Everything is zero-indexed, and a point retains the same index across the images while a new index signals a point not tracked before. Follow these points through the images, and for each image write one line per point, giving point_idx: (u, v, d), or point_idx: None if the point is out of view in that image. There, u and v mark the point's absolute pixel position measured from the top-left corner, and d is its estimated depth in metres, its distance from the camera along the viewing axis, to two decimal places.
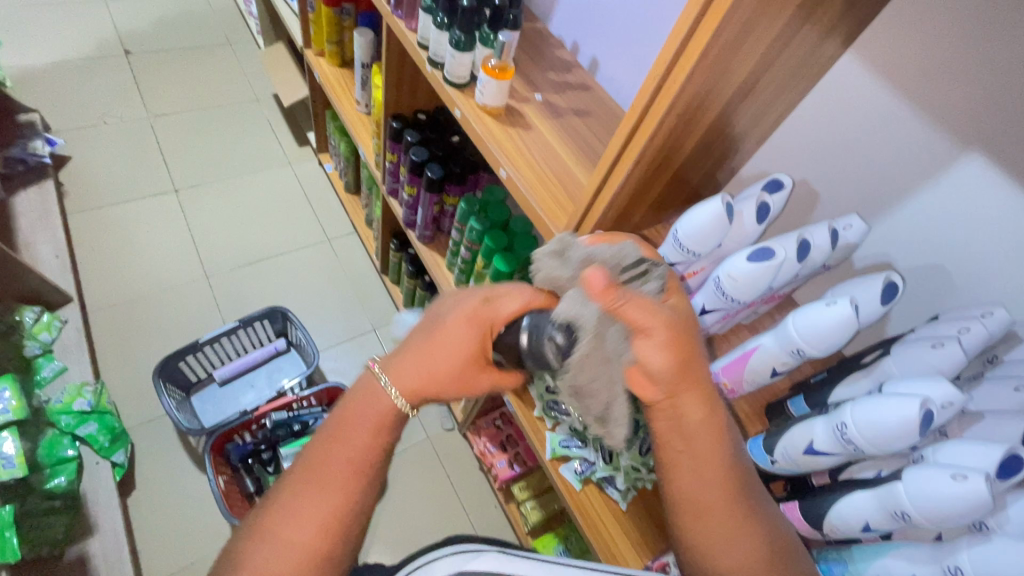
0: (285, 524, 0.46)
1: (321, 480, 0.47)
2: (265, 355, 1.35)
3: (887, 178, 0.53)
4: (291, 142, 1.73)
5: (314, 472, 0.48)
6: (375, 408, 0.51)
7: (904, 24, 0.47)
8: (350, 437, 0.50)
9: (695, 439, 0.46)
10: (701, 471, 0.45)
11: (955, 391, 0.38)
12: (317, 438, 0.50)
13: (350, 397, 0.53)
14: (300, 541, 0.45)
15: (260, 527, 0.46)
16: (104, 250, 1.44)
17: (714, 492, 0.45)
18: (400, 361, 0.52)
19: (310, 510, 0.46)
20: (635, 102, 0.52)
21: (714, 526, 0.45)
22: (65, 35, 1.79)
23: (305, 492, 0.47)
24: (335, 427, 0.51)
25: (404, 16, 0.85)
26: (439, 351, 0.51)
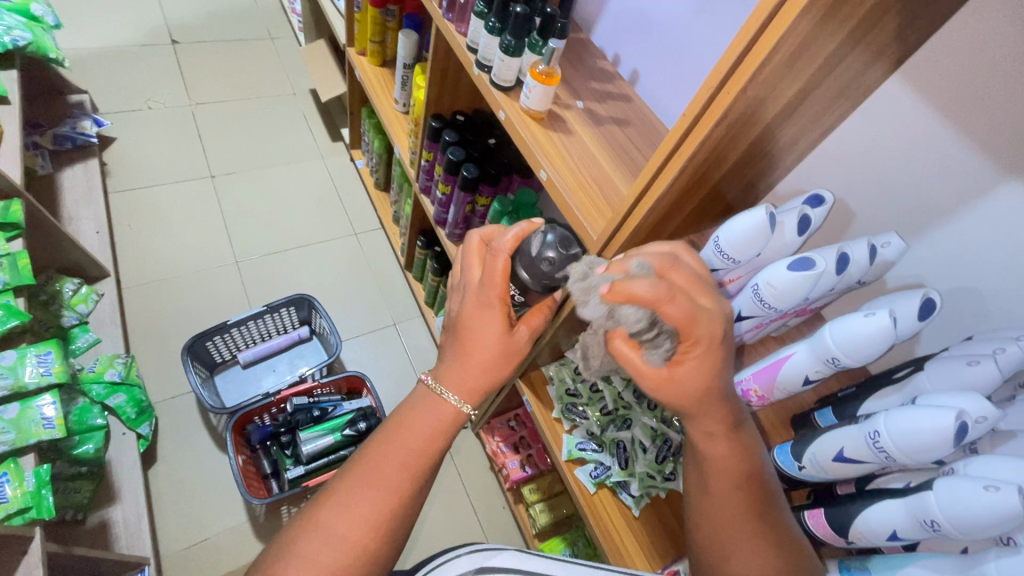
0: (336, 516, 0.51)
1: (374, 480, 0.53)
2: (288, 341, 1.38)
3: (925, 201, 0.54)
4: (325, 136, 1.77)
5: (369, 473, 0.54)
6: (436, 416, 0.58)
7: (953, 53, 0.49)
8: (406, 441, 0.56)
9: (711, 448, 0.50)
10: (713, 482, 0.49)
11: (990, 406, 0.39)
12: (372, 443, 0.57)
13: (407, 408, 0.59)
14: (348, 534, 0.51)
15: (314, 518, 0.52)
16: (141, 228, 1.48)
17: (732, 500, 0.48)
18: (446, 366, 0.60)
19: (363, 508, 0.52)
20: (684, 113, 0.53)
21: (734, 535, 0.47)
22: (118, 21, 1.86)
23: (359, 488, 0.53)
24: (390, 431, 0.58)
25: (454, 19, 0.88)
26: (474, 343, 0.59)
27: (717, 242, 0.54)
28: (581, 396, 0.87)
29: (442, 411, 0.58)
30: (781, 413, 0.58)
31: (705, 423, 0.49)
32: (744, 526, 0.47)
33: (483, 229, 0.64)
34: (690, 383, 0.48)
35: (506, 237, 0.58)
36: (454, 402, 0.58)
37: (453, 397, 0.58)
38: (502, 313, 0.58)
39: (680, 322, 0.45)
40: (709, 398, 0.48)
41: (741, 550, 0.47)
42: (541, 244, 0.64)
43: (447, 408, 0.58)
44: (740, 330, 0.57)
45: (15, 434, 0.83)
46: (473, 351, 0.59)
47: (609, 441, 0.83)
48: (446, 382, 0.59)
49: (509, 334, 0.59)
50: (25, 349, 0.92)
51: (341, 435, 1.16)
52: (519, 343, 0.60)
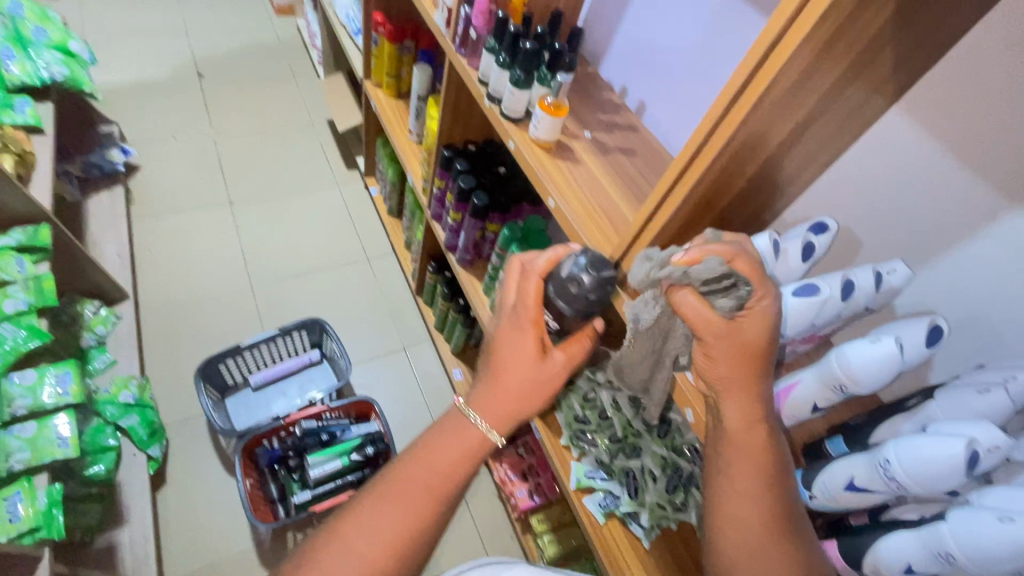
0: (353, 536, 0.52)
1: (400, 498, 0.54)
2: (299, 365, 1.39)
3: (933, 230, 0.55)
4: (341, 164, 1.83)
5: (395, 490, 0.54)
6: (463, 442, 0.57)
7: (953, 85, 0.50)
8: (435, 463, 0.56)
9: (739, 431, 0.49)
10: (743, 484, 0.48)
11: (1002, 435, 0.38)
12: (400, 463, 0.57)
13: (436, 432, 0.59)
14: (366, 551, 0.51)
15: (335, 535, 0.52)
16: (160, 252, 1.53)
17: (759, 490, 0.47)
18: (480, 392, 0.59)
19: (384, 527, 0.52)
20: (688, 144, 0.55)
21: (767, 542, 0.46)
22: (148, 57, 1.96)
23: (383, 505, 0.53)
24: (419, 451, 0.58)
25: (467, 54, 0.92)
26: (503, 368, 0.59)
27: None
28: (590, 423, 0.83)
29: (468, 435, 0.58)
30: (791, 441, 0.58)
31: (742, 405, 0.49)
32: (766, 526, 0.46)
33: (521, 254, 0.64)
34: (743, 345, 0.48)
35: (539, 261, 0.61)
36: (482, 427, 0.58)
37: (480, 421, 0.58)
38: (536, 337, 0.58)
39: (747, 273, 0.47)
40: (752, 375, 0.49)
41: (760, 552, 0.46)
42: (574, 267, 0.58)
43: (470, 434, 0.58)
44: None
45: (30, 453, 0.84)
46: (504, 376, 0.58)
47: (619, 470, 0.80)
48: (476, 405, 0.59)
49: (542, 359, 0.59)
50: (45, 369, 0.94)
51: (348, 460, 1.16)
52: (551, 370, 0.59)
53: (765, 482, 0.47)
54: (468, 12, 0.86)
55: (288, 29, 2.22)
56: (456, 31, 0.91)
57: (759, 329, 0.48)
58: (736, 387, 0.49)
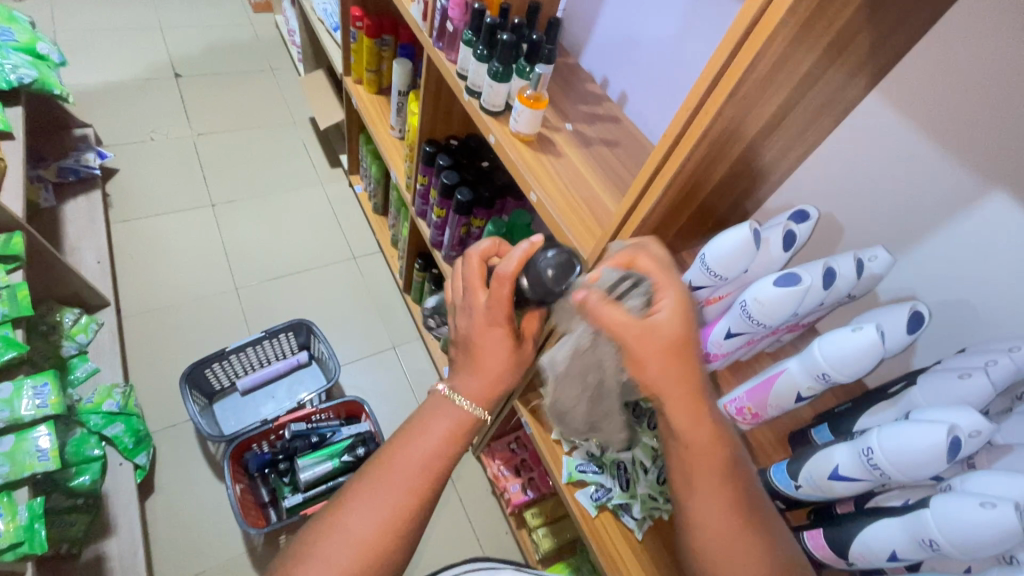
0: (352, 519, 0.52)
1: (393, 478, 0.54)
2: (287, 367, 1.37)
3: (911, 216, 0.55)
4: (324, 163, 1.80)
5: (389, 472, 0.55)
6: (452, 420, 0.59)
7: (930, 69, 0.49)
8: (426, 445, 0.57)
9: (689, 431, 0.48)
10: (698, 481, 0.47)
11: (982, 419, 0.38)
12: (391, 444, 0.58)
13: (422, 415, 0.60)
14: (366, 533, 0.52)
15: (330, 521, 0.52)
16: (141, 257, 1.50)
17: (715, 486, 0.47)
18: (462, 378, 0.60)
19: (378, 509, 0.53)
20: (667, 132, 0.54)
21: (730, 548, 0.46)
22: (121, 57, 1.91)
23: (378, 487, 0.54)
24: (407, 435, 0.58)
25: (445, 47, 0.90)
26: (484, 353, 0.60)
27: (704, 260, 0.54)
28: None
29: (455, 416, 0.59)
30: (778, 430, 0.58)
31: (681, 405, 0.48)
32: (733, 522, 0.46)
33: (482, 246, 0.63)
34: (659, 357, 0.47)
35: (511, 261, 0.56)
36: (467, 407, 0.59)
37: (465, 402, 0.59)
38: (512, 330, 0.60)
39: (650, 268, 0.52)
40: (685, 372, 0.48)
41: (728, 554, 0.46)
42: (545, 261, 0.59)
43: (461, 414, 0.59)
44: (733, 348, 0.56)
45: (9, 467, 0.83)
46: (482, 368, 0.60)
47: (610, 462, 0.82)
48: (461, 389, 0.60)
49: (518, 349, 0.61)
50: (22, 381, 0.92)
51: (339, 461, 1.15)
52: (525, 357, 0.62)
53: (713, 480, 0.47)
54: (444, 5, 0.85)
55: (266, 26, 2.18)
56: (433, 25, 0.89)
57: (674, 308, 0.48)
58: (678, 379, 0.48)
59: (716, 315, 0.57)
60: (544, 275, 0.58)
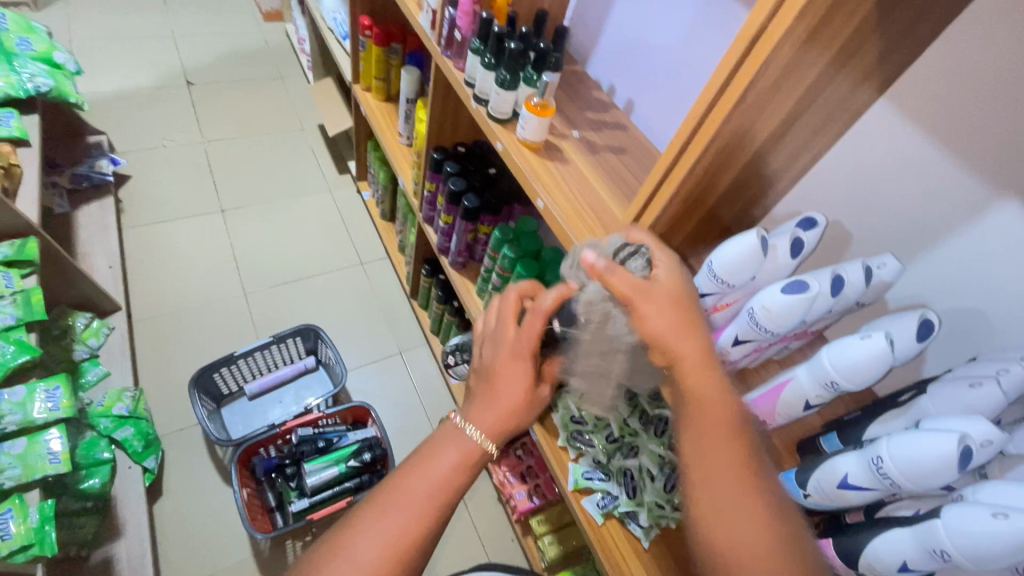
0: (357, 542, 0.52)
1: (401, 504, 0.54)
2: (294, 372, 1.38)
3: (922, 223, 0.54)
4: (332, 169, 1.82)
5: (394, 498, 0.55)
6: (460, 449, 0.60)
7: (938, 76, 0.49)
8: (433, 473, 0.58)
9: (694, 385, 0.48)
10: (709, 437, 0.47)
11: (993, 428, 0.38)
12: (398, 471, 0.58)
13: (431, 443, 0.61)
14: (372, 559, 0.51)
15: (334, 545, 0.52)
16: (152, 262, 1.52)
17: (727, 449, 0.46)
18: (476, 408, 0.63)
19: (384, 534, 0.52)
20: (674, 140, 0.55)
21: (729, 515, 0.44)
22: (135, 66, 1.95)
23: (384, 512, 0.54)
24: (414, 463, 0.59)
25: (453, 56, 0.91)
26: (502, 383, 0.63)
27: (710, 267, 0.54)
28: (586, 423, 0.83)
29: (465, 445, 0.60)
30: (787, 438, 0.57)
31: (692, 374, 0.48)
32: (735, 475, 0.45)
33: (520, 284, 0.69)
34: (663, 302, 0.51)
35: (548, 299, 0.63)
36: (478, 438, 0.61)
37: (476, 433, 0.61)
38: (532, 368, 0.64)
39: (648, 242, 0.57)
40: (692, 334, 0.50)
41: (731, 513, 0.44)
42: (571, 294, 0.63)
43: (470, 443, 0.60)
44: (740, 356, 0.56)
45: (21, 469, 0.83)
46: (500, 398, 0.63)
47: (617, 469, 0.80)
48: (475, 420, 0.62)
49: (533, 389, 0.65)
50: (35, 384, 0.93)
51: (345, 466, 1.15)
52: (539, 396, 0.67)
53: (726, 413, 0.47)
54: (452, 14, 0.86)
55: (276, 34, 2.21)
56: (441, 34, 0.90)
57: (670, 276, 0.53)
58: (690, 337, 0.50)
59: (723, 323, 0.57)
60: (574, 317, 0.62)
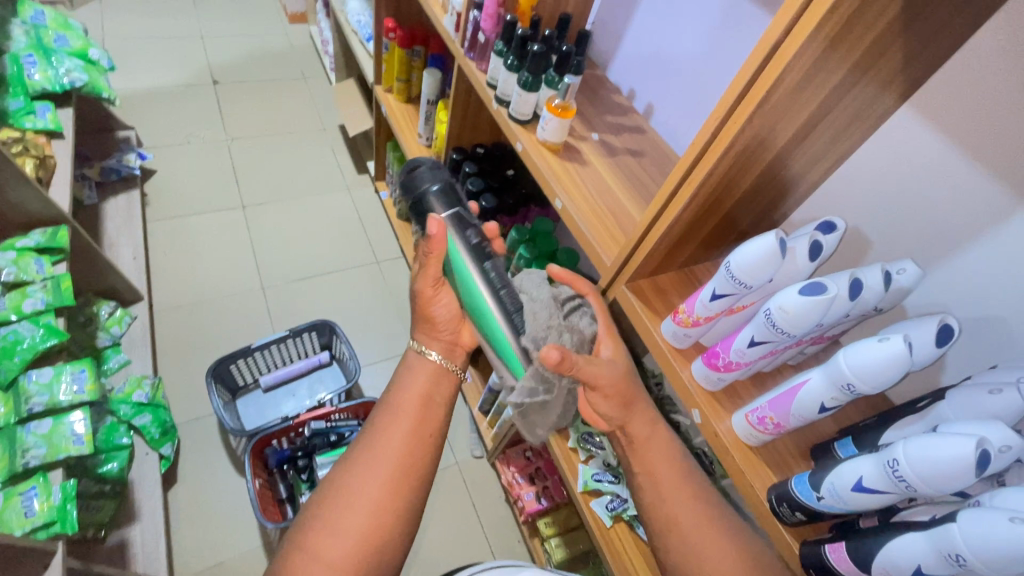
0: (357, 479, 0.58)
1: (390, 435, 0.61)
2: (309, 366, 1.40)
3: (943, 230, 0.54)
4: (351, 169, 1.85)
5: (384, 431, 0.61)
6: (425, 376, 0.68)
7: (962, 83, 0.50)
8: (411, 400, 0.65)
9: (646, 441, 0.61)
10: (666, 488, 0.58)
11: (1013, 434, 0.38)
12: (381, 409, 0.64)
13: (404, 377, 0.68)
14: (375, 485, 0.57)
15: (337, 482, 0.58)
16: (174, 255, 1.55)
17: (683, 482, 0.58)
18: (421, 335, 0.70)
19: (379, 464, 0.59)
20: (691, 145, 0.55)
21: (697, 535, 0.55)
22: (165, 64, 2.00)
23: (376, 444, 0.60)
24: (393, 398, 0.66)
25: (476, 58, 0.92)
26: (439, 322, 0.70)
27: (728, 267, 0.54)
28: (598, 426, 0.86)
29: (431, 371, 0.68)
30: (801, 443, 0.57)
31: (637, 426, 0.61)
32: (697, 503, 0.57)
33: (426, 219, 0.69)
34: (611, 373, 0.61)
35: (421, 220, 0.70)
36: (434, 358, 0.69)
37: (432, 352, 0.69)
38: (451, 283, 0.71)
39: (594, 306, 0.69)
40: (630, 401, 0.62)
41: (706, 541, 0.54)
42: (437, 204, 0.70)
43: (429, 363, 0.69)
44: (755, 359, 0.56)
45: (46, 449, 0.86)
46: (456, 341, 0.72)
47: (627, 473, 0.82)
48: (426, 343, 0.70)
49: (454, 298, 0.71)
50: (62, 367, 0.96)
51: None
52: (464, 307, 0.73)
53: (671, 457, 0.60)
54: (476, 17, 0.87)
55: (301, 37, 2.25)
56: (465, 35, 0.92)
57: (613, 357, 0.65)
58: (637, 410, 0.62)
59: (739, 325, 0.57)
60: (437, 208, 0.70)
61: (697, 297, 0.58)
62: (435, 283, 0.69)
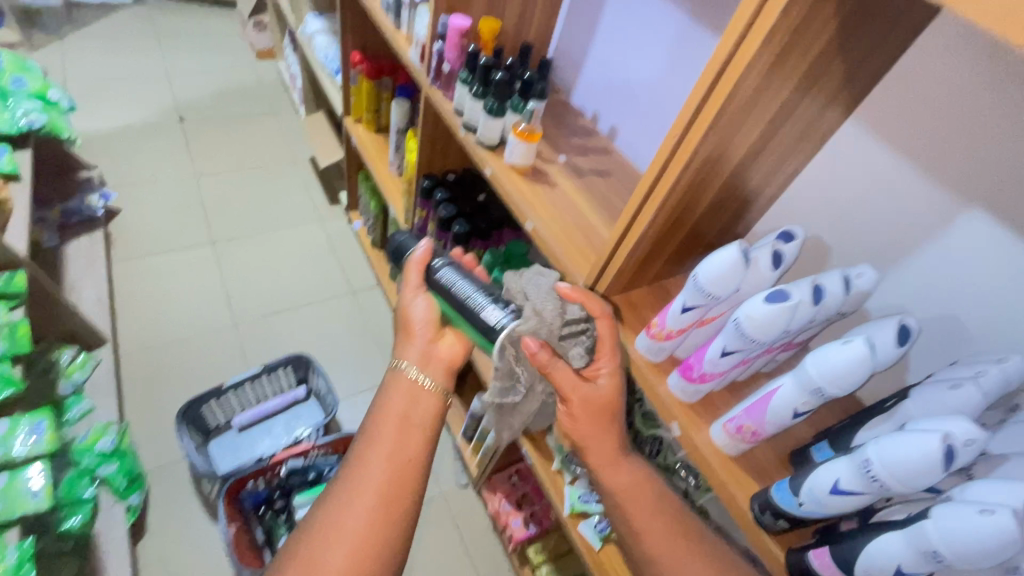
0: (343, 510, 0.57)
1: (375, 457, 0.61)
2: (284, 402, 1.35)
3: (896, 235, 0.56)
4: (323, 200, 1.84)
5: (368, 454, 0.61)
6: (408, 394, 0.67)
7: (901, 96, 0.53)
8: (392, 420, 0.64)
9: (612, 476, 0.63)
10: (635, 513, 0.61)
11: (976, 428, 0.39)
12: (363, 432, 0.64)
13: (385, 396, 0.67)
14: (363, 511, 0.57)
15: (324, 514, 0.57)
16: (141, 295, 1.51)
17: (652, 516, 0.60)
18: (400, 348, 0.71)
19: (366, 489, 0.58)
20: (653, 163, 0.57)
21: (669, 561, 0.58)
22: (130, 103, 1.98)
23: (361, 469, 0.60)
24: (375, 418, 0.65)
25: (442, 87, 0.94)
26: (416, 326, 0.71)
27: (695, 280, 0.55)
28: None
29: (412, 389, 0.67)
30: (780, 450, 0.57)
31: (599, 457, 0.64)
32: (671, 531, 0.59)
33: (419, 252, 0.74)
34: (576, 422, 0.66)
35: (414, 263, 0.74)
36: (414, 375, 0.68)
37: (410, 370, 0.68)
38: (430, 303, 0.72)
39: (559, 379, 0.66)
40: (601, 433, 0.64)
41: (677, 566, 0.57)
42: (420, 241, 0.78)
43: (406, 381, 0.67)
44: (728, 368, 0.56)
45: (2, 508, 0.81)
46: (433, 350, 0.71)
47: None
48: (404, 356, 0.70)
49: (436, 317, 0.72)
50: (18, 419, 0.91)
51: None
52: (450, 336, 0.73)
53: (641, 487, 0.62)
54: (440, 47, 0.88)
55: (269, 72, 2.26)
56: (430, 66, 0.93)
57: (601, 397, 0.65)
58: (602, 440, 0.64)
59: (711, 336, 0.58)
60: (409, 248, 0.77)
61: (668, 310, 0.59)
62: (414, 291, 0.73)
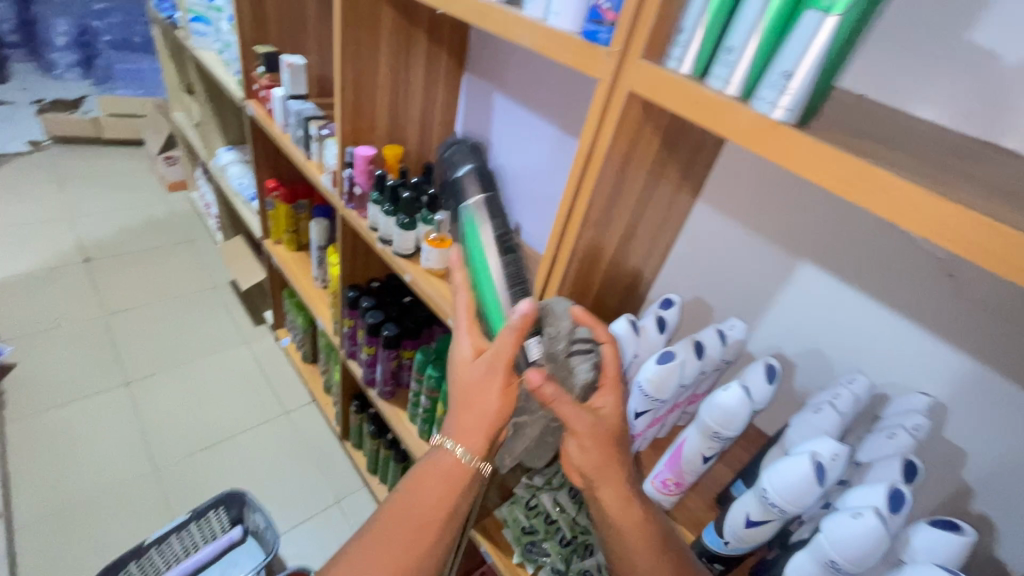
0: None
1: (389, 543, 0.55)
2: (219, 548, 1.22)
3: (756, 290, 0.67)
4: (247, 322, 1.81)
5: (387, 533, 0.55)
6: (443, 480, 0.57)
7: (729, 181, 0.66)
8: (419, 501, 0.57)
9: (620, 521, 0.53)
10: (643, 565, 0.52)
11: (836, 443, 0.46)
12: (392, 501, 0.57)
13: (423, 466, 0.59)
14: None
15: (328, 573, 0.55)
16: (40, 456, 1.36)
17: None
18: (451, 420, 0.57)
19: (372, 573, 0.53)
20: (545, 258, 0.64)
21: None
22: (26, 251, 1.90)
23: (375, 548, 0.55)
24: (406, 490, 0.58)
25: (356, 207, 1.01)
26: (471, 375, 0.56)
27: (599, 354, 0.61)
28: (538, 532, 0.84)
29: (448, 469, 0.57)
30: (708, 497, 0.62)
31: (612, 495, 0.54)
32: None
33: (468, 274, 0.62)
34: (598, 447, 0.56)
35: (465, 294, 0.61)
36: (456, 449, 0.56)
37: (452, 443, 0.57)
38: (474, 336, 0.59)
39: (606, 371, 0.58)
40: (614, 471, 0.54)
41: None
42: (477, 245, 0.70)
43: (449, 456, 0.57)
44: (643, 428, 0.62)
45: None
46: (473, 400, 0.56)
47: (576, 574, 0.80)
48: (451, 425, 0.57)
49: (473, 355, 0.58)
50: None
51: None
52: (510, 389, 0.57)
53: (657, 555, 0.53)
54: (350, 174, 0.97)
55: (182, 203, 2.27)
56: (342, 190, 1.01)
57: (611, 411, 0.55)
58: (608, 478, 0.54)
59: None
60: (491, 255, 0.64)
61: None
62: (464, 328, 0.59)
